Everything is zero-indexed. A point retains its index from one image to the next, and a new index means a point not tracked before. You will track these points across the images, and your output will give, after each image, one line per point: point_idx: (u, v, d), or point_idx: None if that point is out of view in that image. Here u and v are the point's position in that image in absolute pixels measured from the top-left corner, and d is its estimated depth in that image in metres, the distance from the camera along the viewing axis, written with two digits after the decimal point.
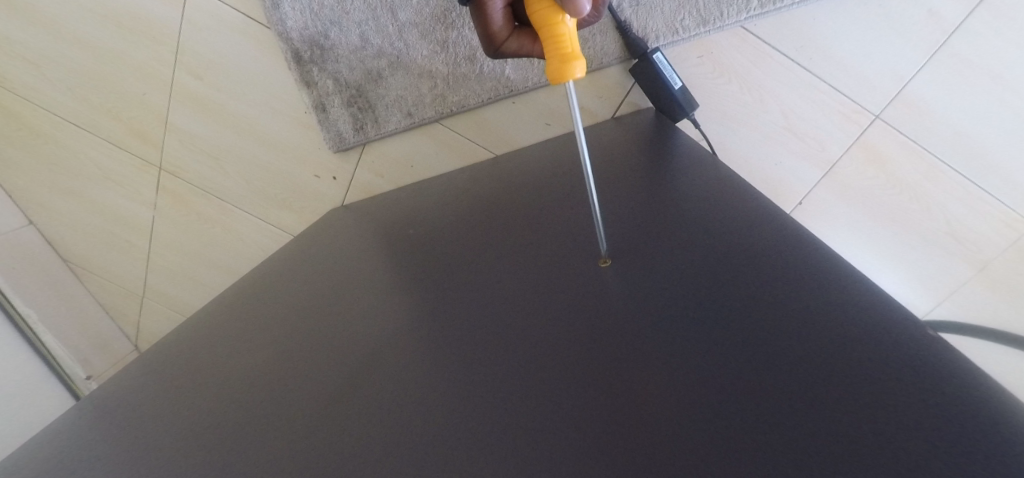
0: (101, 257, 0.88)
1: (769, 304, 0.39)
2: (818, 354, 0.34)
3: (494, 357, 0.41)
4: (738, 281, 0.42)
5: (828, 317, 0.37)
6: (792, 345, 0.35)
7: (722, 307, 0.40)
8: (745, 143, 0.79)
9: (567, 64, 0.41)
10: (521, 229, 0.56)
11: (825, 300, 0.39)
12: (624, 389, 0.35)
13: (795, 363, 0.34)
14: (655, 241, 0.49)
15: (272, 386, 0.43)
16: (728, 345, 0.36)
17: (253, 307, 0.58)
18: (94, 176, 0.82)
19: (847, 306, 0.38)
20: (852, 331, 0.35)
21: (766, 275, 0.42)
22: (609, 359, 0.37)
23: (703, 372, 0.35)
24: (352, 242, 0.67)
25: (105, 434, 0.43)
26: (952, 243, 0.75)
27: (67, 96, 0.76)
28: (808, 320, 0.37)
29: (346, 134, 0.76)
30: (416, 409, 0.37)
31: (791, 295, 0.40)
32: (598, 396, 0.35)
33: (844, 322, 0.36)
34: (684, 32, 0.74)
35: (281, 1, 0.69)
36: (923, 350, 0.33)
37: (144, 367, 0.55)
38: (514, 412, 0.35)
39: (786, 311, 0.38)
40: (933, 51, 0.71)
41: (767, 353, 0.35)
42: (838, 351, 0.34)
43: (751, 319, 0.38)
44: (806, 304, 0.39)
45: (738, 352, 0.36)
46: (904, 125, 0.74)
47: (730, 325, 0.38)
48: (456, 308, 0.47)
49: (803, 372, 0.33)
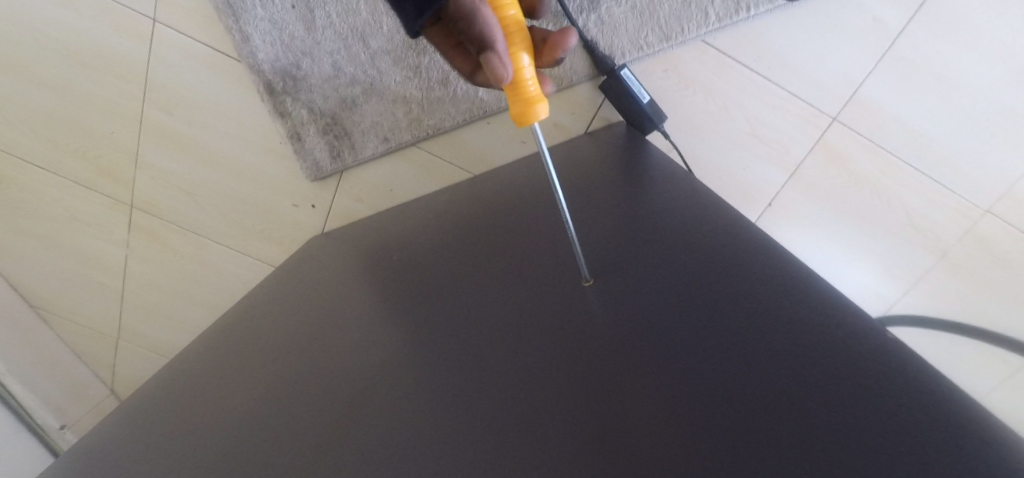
0: (73, 300, 0.85)
1: (751, 311, 0.41)
2: (800, 361, 0.36)
3: (492, 375, 0.41)
4: (720, 289, 0.44)
5: (806, 325, 0.40)
6: (776, 352, 0.37)
7: (708, 315, 0.41)
8: (715, 150, 0.82)
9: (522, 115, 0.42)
10: (503, 248, 0.57)
11: (802, 309, 0.41)
12: (624, 400, 0.36)
13: (784, 369, 0.36)
14: (635, 253, 0.51)
15: (267, 419, 0.43)
16: (720, 353, 0.38)
17: (238, 342, 0.57)
18: (62, 218, 0.80)
19: (819, 315, 0.40)
20: (830, 339, 0.38)
21: (745, 283, 0.44)
22: (606, 371, 0.38)
23: (701, 380, 0.36)
24: (332, 273, 0.66)
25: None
26: (915, 235, 0.79)
27: (30, 138, 0.75)
28: (788, 328, 0.39)
29: (323, 162, 0.76)
30: (418, 434, 0.37)
31: (769, 303, 0.42)
32: (600, 408, 0.36)
33: (819, 330, 0.39)
34: (648, 48, 0.76)
35: (251, 35, 0.69)
36: (894, 357, 0.36)
37: (127, 414, 0.54)
38: (518, 429, 0.36)
39: (767, 318, 0.40)
40: (880, 55, 0.76)
41: (754, 359, 0.37)
42: (822, 357, 0.36)
43: (737, 326, 0.40)
44: (784, 312, 0.41)
45: (731, 359, 0.37)
46: (860, 126, 0.78)
47: (718, 332, 0.40)
48: (447, 329, 0.47)
49: (793, 377, 0.35)
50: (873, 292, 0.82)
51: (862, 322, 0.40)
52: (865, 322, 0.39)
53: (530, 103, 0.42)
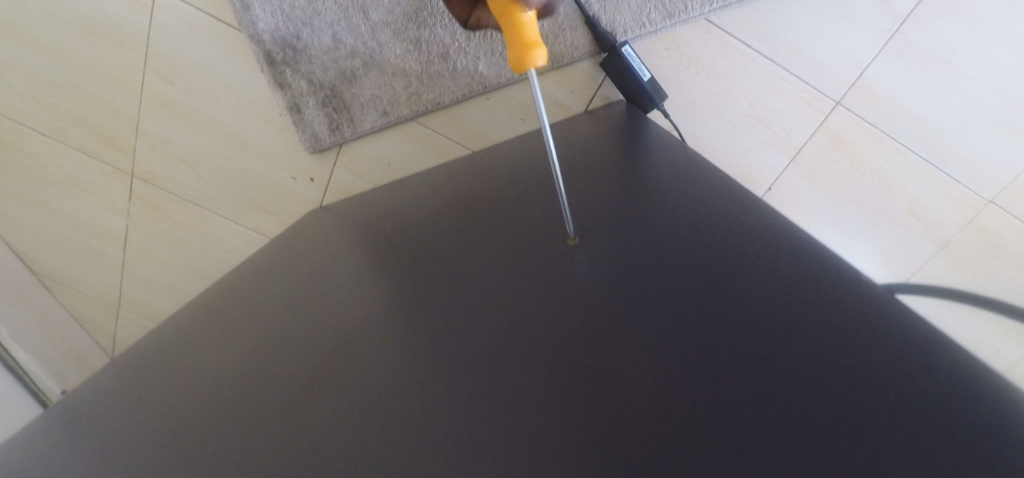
0: (74, 268, 0.87)
1: (734, 275, 0.42)
2: (778, 319, 0.38)
3: (482, 332, 0.42)
4: (706, 256, 0.45)
5: (788, 289, 0.40)
6: (756, 310, 0.38)
7: (692, 280, 0.43)
8: (714, 132, 0.81)
9: (518, 58, 0.43)
10: (499, 221, 0.58)
11: (786, 274, 0.42)
12: (606, 350, 0.37)
13: (765, 321, 0.37)
14: (624, 223, 0.52)
15: (256, 378, 0.43)
16: (703, 309, 0.39)
17: (236, 305, 0.58)
18: (64, 186, 0.81)
19: (800, 279, 0.41)
20: (809, 300, 0.39)
21: (731, 251, 0.45)
22: (592, 327, 0.40)
23: (685, 332, 0.38)
24: (329, 242, 0.67)
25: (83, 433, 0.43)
26: (914, 222, 0.79)
27: (33, 105, 0.75)
28: (769, 290, 0.40)
29: (322, 134, 0.76)
30: (409, 382, 0.38)
31: (753, 267, 0.43)
32: (584, 358, 0.37)
33: (802, 293, 0.40)
34: (651, 25, 0.75)
35: (251, 3, 0.69)
36: (867, 307, 0.38)
37: (119, 373, 0.54)
38: (505, 377, 0.37)
39: (750, 281, 0.41)
40: (887, 39, 0.75)
41: (734, 317, 0.38)
42: (799, 309, 0.38)
43: (719, 288, 0.41)
44: (767, 276, 0.42)
45: (714, 314, 0.39)
46: (863, 111, 0.77)
47: (701, 294, 0.41)
48: (439, 291, 0.49)
49: (773, 327, 0.37)
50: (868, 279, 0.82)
51: (845, 288, 0.40)
52: (845, 285, 0.40)
53: (528, 47, 0.42)
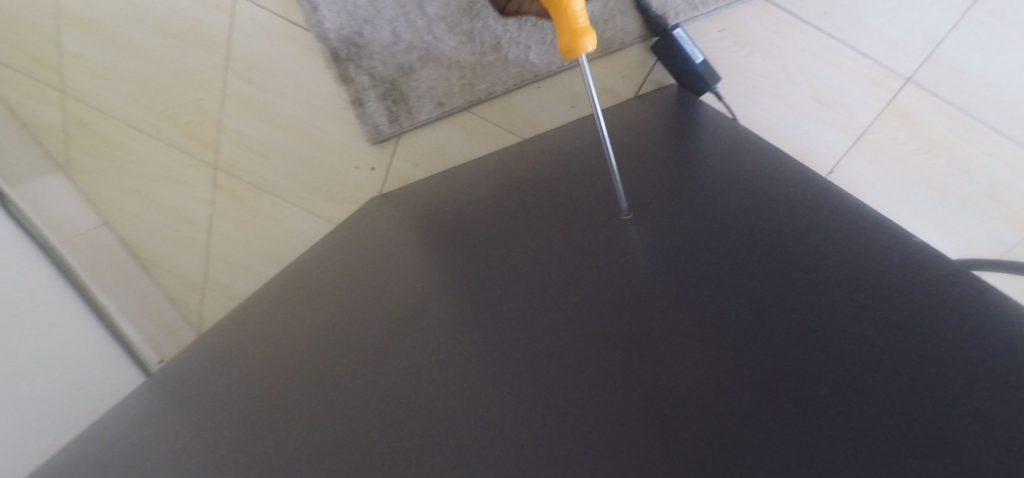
0: (167, 252, 0.96)
1: (792, 267, 0.42)
2: (836, 316, 0.37)
3: (540, 311, 0.44)
4: (762, 243, 0.45)
5: (844, 283, 0.40)
6: (815, 308, 0.38)
7: (749, 267, 0.42)
8: (772, 115, 0.78)
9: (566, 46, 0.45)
10: (551, 204, 0.60)
11: (841, 268, 0.42)
12: (666, 342, 0.38)
13: (817, 307, 0.38)
14: (676, 200, 0.54)
15: (327, 348, 0.47)
16: (756, 291, 0.40)
17: (311, 284, 0.64)
18: (158, 177, 0.90)
19: (853, 272, 0.41)
20: (864, 297, 0.39)
21: (787, 240, 0.45)
22: (650, 316, 0.40)
23: (737, 312, 0.39)
24: (392, 226, 0.72)
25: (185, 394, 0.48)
26: (995, 205, 0.75)
27: (133, 105, 0.85)
28: (826, 285, 0.40)
29: (382, 126, 0.80)
30: (471, 360, 0.40)
31: (810, 260, 0.43)
32: (643, 349, 0.38)
33: (853, 287, 0.40)
34: (704, 7, 0.74)
35: (319, 5, 0.74)
36: (919, 297, 0.38)
37: (208, 344, 0.61)
38: (564, 355, 0.38)
39: (807, 276, 0.41)
40: (965, 9, 0.71)
41: (792, 314, 0.38)
42: (850, 296, 0.39)
43: (777, 283, 0.41)
44: (822, 270, 0.42)
45: (767, 297, 0.40)
46: (937, 86, 0.73)
47: (759, 285, 0.41)
48: (496, 262, 0.52)
49: (825, 314, 0.38)
50: None
51: (893, 279, 0.40)
52: (893, 279, 0.40)
53: (574, 33, 0.44)
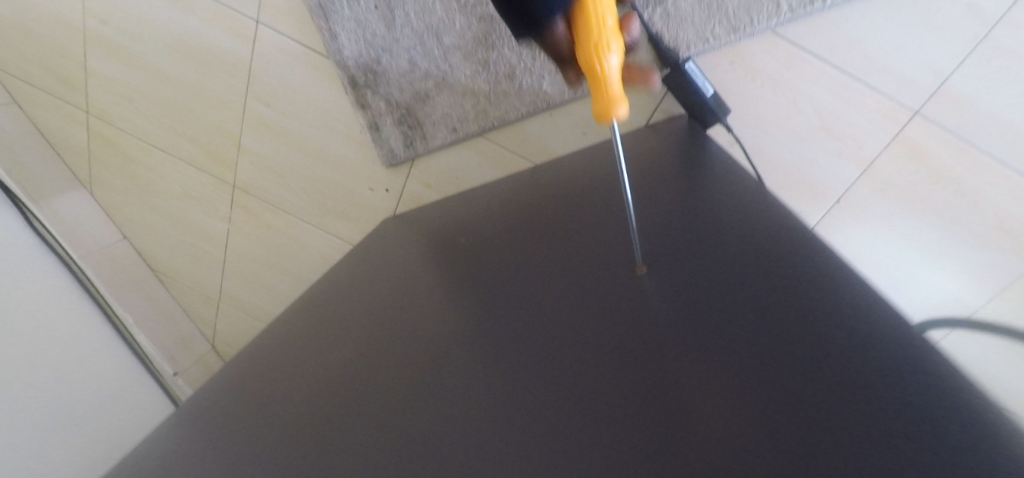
0: (184, 266, 0.99)
1: (810, 315, 0.40)
2: (856, 362, 0.35)
3: (545, 348, 0.43)
4: (778, 291, 0.43)
5: (864, 332, 0.38)
6: (833, 353, 0.36)
7: (764, 312, 0.41)
8: (780, 145, 0.80)
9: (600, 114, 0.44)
10: (560, 240, 0.60)
11: (860, 317, 0.40)
12: (674, 379, 0.36)
13: (837, 354, 0.36)
14: (690, 241, 0.53)
15: (332, 388, 0.47)
16: (771, 335, 0.39)
17: (325, 310, 0.65)
18: (177, 195, 0.92)
19: (875, 322, 0.39)
20: (886, 347, 0.37)
21: (805, 289, 0.43)
22: (660, 353, 0.39)
23: (749, 354, 0.37)
24: (403, 252, 0.72)
25: (199, 430, 0.51)
26: (1004, 238, 0.74)
27: (155, 126, 0.87)
28: (846, 333, 0.38)
29: (397, 150, 0.82)
30: (470, 400, 0.39)
31: (828, 309, 0.41)
32: (648, 387, 0.36)
33: (873, 337, 0.38)
34: (715, 40, 0.75)
35: (338, 33, 0.76)
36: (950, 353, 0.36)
37: (231, 369, 0.63)
38: (567, 395, 0.37)
39: (826, 323, 0.39)
40: (975, 45, 0.70)
41: (809, 356, 0.36)
42: (873, 347, 0.37)
43: (791, 327, 0.39)
44: (842, 319, 0.40)
45: (783, 341, 0.38)
46: (945, 120, 0.73)
47: (774, 328, 0.39)
48: (505, 301, 0.52)
49: (845, 360, 0.35)
50: (951, 296, 0.78)
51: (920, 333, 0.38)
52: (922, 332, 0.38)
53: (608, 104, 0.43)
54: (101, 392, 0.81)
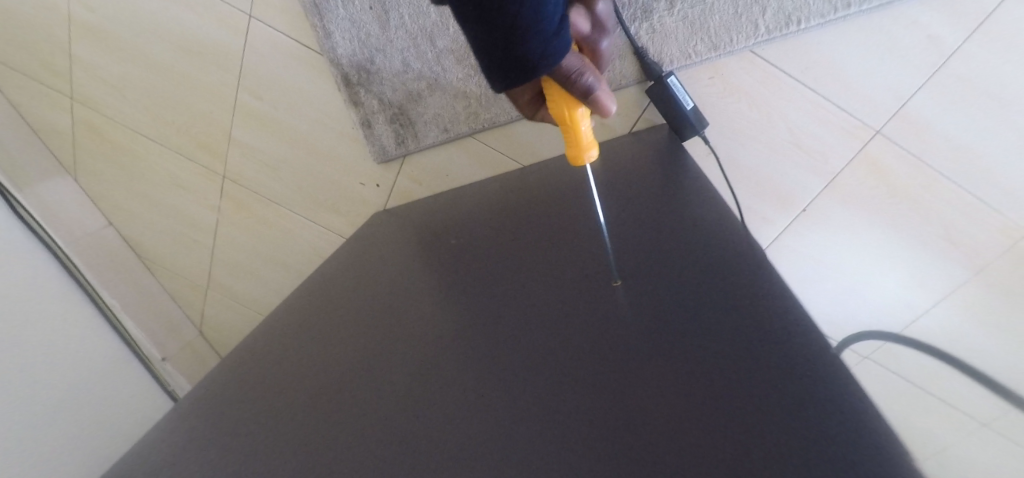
0: (171, 253, 0.99)
1: (757, 338, 0.46)
2: (785, 389, 0.42)
3: (526, 372, 0.49)
4: (732, 313, 0.49)
5: (802, 357, 0.44)
6: (769, 381, 0.43)
7: (717, 338, 0.47)
8: (753, 156, 0.85)
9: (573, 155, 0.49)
10: (542, 247, 0.64)
11: (800, 339, 0.45)
12: (634, 412, 0.43)
13: (771, 379, 0.43)
14: (662, 256, 0.58)
15: (337, 389, 0.52)
16: (719, 360, 0.45)
17: (320, 303, 0.68)
18: (165, 183, 0.93)
19: (812, 345, 0.45)
20: (815, 371, 0.43)
21: (757, 309, 0.49)
22: (623, 384, 0.45)
23: (696, 381, 0.44)
24: (393, 247, 0.75)
25: (206, 426, 0.54)
26: (951, 248, 0.81)
27: (144, 114, 0.87)
28: (785, 358, 0.44)
29: (389, 147, 0.84)
30: (461, 422, 0.45)
31: (774, 332, 0.46)
32: (610, 415, 0.43)
33: (809, 361, 0.43)
34: (697, 57, 0.79)
35: (333, 32, 0.77)
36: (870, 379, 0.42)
37: (229, 362, 0.66)
38: (545, 423, 0.44)
39: (769, 347, 0.45)
40: (932, 72, 0.76)
41: (748, 385, 0.43)
42: (805, 371, 0.43)
43: (739, 351, 0.45)
44: (784, 342, 0.45)
45: (728, 366, 0.44)
46: (903, 139, 0.79)
47: (724, 356, 0.45)
48: (493, 312, 0.57)
49: (776, 386, 0.42)
50: (902, 300, 0.85)
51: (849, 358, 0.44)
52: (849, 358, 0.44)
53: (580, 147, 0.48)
54: (92, 379, 0.82)
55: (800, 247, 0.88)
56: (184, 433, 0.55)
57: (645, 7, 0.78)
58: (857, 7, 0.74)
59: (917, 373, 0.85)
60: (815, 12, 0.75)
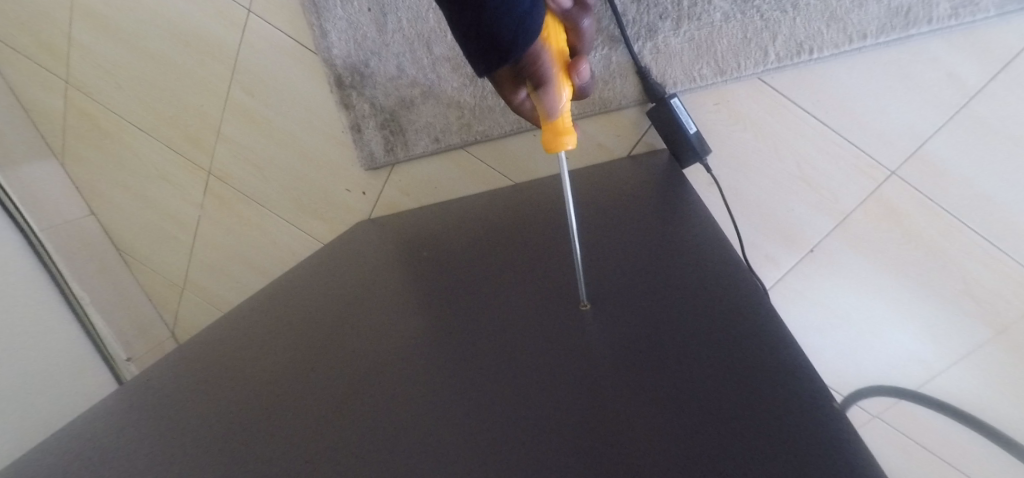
0: (151, 249, 0.97)
1: (736, 376, 0.41)
2: (763, 415, 0.38)
3: (484, 396, 0.44)
4: (713, 351, 0.44)
5: (782, 387, 0.40)
6: (750, 420, 0.38)
7: (692, 366, 0.43)
8: (757, 190, 0.80)
9: (550, 140, 0.46)
10: (518, 262, 0.60)
11: (787, 374, 0.41)
12: (595, 451, 0.38)
13: (747, 407, 0.39)
14: (639, 280, 0.54)
15: (282, 388, 0.48)
16: (693, 388, 0.41)
17: (279, 304, 0.64)
18: (151, 175, 0.91)
19: (797, 385, 0.40)
20: (801, 424, 0.37)
21: (738, 345, 0.44)
22: (586, 414, 0.41)
23: (666, 410, 0.40)
24: (370, 254, 0.72)
25: (127, 413, 0.49)
26: (968, 302, 0.75)
27: (136, 104, 0.86)
28: (767, 398, 0.39)
29: (377, 154, 0.81)
30: (403, 446, 0.41)
31: (752, 364, 0.42)
32: (573, 439, 0.39)
33: (789, 391, 0.40)
34: (702, 80, 0.76)
35: (329, 31, 0.76)
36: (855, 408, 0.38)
37: (172, 356, 0.61)
38: (495, 453, 0.39)
39: (750, 391, 0.40)
40: (952, 113, 0.71)
41: (723, 433, 0.38)
42: (783, 400, 0.39)
43: (715, 379, 0.42)
44: (764, 383, 0.41)
45: (703, 396, 0.40)
46: (920, 183, 0.74)
47: (698, 394, 0.41)
48: (456, 322, 0.53)
49: (752, 414, 0.39)
50: (914, 358, 0.78)
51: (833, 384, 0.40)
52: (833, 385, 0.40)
53: (560, 133, 0.46)
54: (49, 369, 0.78)
55: (804, 291, 0.81)
56: (109, 413, 0.50)
57: (649, 26, 0.75)
58: (874, 39, 0.71)
59: (928, 434, 0.80)
60: (828, 42, 0.72)
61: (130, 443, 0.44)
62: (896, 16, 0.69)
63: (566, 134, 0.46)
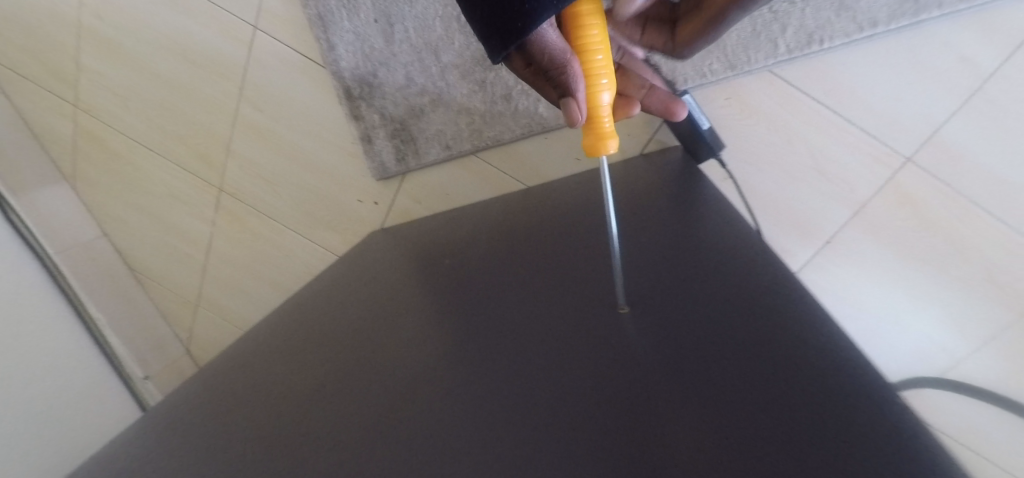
0: (164, 267, 0.97)
1: (783, 370, 0.40)
2: (815, 407, 0.37)
3: (521, 404, 0.43)
4: (758, 348, 0.42)
5: (829, 381, 0.39)
6: (802, 412, 0.37)
7: (738, 359, 0.42)
8: (771, 183, 0.79)
9: (592, 145, 0.44)
10: (543, 267, 0.59)
11: (833, 369, 0.40)
12: (647, 450, 0.36)
13: (797, 399, 0.38)
14: (670, 279, 0.53)
15: (316, 404, 0.48)
16: (741, 381, 0.40)
17: (303, 319, 0.63)
18: (162, 194, 0.91)
19: (843, 380, 0.39)
20: (856, 418, 0.36)
21: (780, 341, 0.43)
22: (631, 411, 0.39)
23: (714, 402, 0.39)
24: (389, 264, 0.71)
25: (156, 438, 0.49)
26: (990, 287, 0.74)
27: (145, 125, 0.86)
28: (817, 390, 0.38)
29: (388, 163, 0.81)
30: (436, 455, 0.39)
31: (796, 359, 0.41)
32: (619, 436, 0.38)
33: (836, 384, 0.39)
34: (712, 76, 0.76)
35: (336, 44, 0.76)
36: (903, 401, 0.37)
37: (195, 376, 0.61)
38: (539, 458, 0.37)
39: (796, 391, 0.38)
40: (966, 98, 0.71)
41: (777, 428, 0.36)
42: (833, 392, 0.38)
43: (761, 373, 0.40)
44: (812, 376, 0.40)
45: (751, 388, 0.39)
46: (936, 169, 0.73)
47: (746, 387, 0.39)
48: (486, 331, 0.52)
49: (803, 406, 0.37)
50: (938, 346, 0.77)
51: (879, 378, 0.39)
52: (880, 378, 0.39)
53: (602, 136, 0.44)
54: (69, 393, 0.78)
55: (822, 283, 0.81)
56: (138, 439, 0.50)
57: None
58: (885, 26, 0.70)
59: None
60: (839, 31, 0.71)
61: (162, 467, 0.44)
62: (906, 2, 0.69)
63: (607, 137, 0.44)
